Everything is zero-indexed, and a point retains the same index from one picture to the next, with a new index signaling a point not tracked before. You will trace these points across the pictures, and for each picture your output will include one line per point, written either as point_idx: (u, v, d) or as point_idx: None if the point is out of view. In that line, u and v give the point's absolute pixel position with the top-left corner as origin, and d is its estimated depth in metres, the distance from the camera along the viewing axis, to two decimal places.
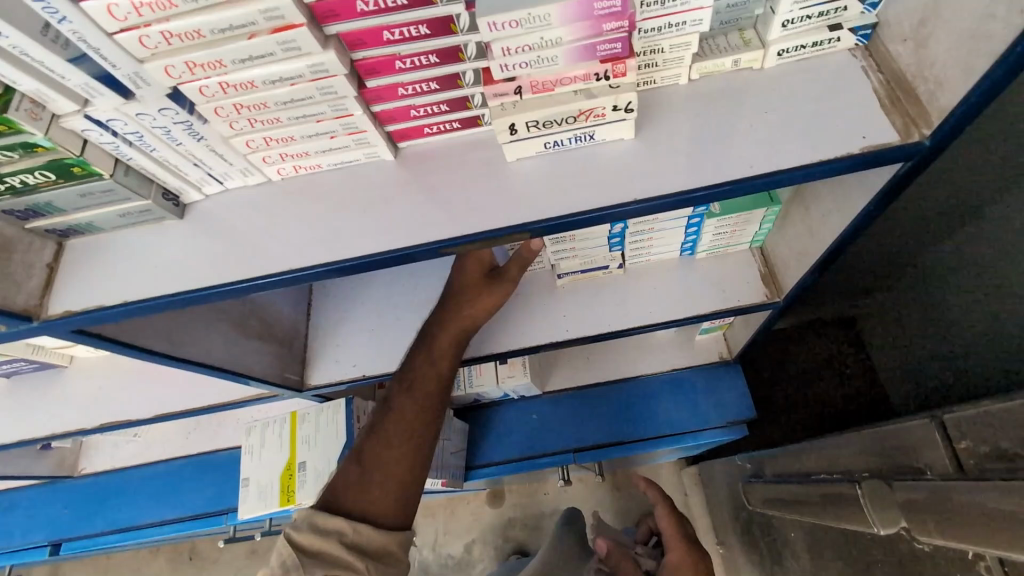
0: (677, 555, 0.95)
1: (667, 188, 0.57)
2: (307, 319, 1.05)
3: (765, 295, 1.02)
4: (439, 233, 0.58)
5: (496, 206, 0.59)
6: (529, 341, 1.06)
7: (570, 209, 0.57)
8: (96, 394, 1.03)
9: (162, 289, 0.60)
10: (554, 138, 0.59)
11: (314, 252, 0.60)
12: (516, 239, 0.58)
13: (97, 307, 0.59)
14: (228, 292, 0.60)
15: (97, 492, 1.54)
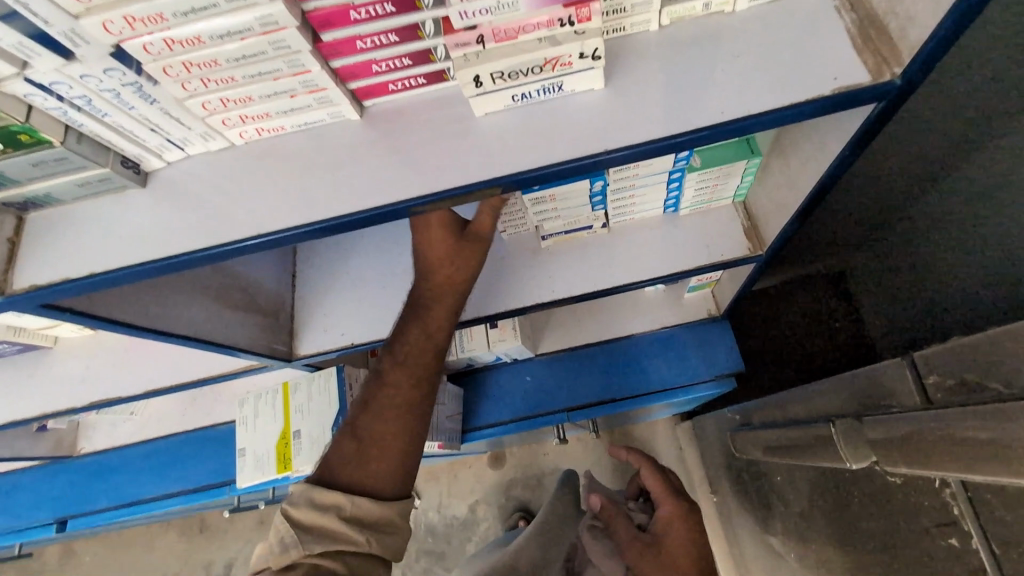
0: (666, 509, 0.99)
1: (637, 138, 0.56)
2: (292, 290, 1.05)
3: (748, 249, 1.03)
4: (410, 192, 0.58)
5: (468, 163, 0.58)
6: (515, 303, 1.07)
7: (538, 162, 0.57)
8: (83, 373, 1.03)
9: (127, 260, 0.59)
10: (521, 90, 0.58)
11: (282, 216, 0.59)
12: (488, 194, 0.58)
13: (61, 280, 0.59)
14: (196, 261, 0.60)
15: (98, 471, 1.56)
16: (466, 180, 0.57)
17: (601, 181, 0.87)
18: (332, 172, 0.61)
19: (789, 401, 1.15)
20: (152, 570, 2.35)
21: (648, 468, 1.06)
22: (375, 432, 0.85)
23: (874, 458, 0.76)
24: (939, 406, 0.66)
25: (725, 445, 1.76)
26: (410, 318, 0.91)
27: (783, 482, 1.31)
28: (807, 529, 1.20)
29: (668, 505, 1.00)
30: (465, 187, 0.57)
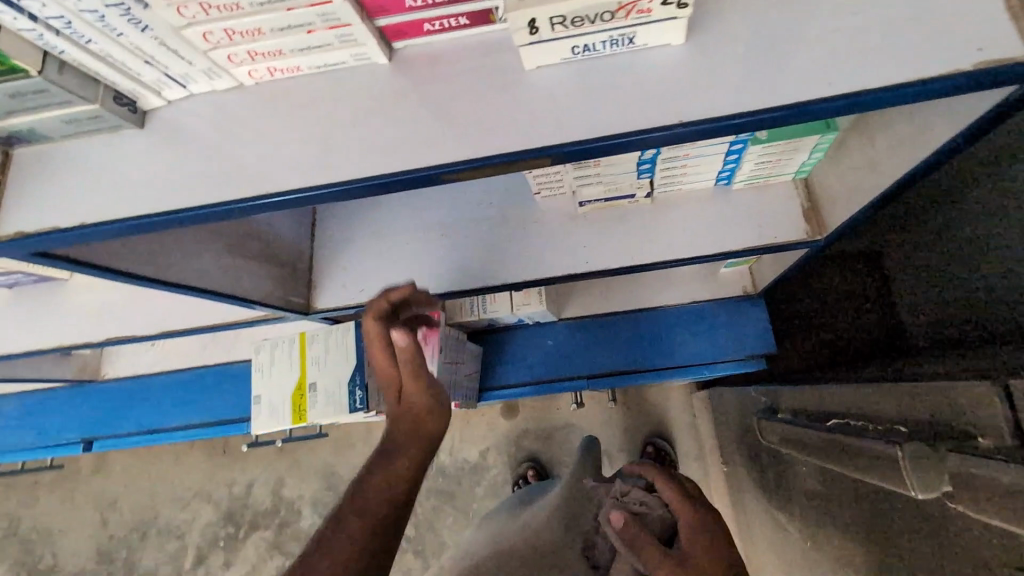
0: (686, 520, 0.85)
1: (708, 111, 0.47)
2: (312, 248, 1.02)
3: (805, 232, 0.93)
4: (443, 156, 0.51)
5: (509, 126, 0.51)
6: (538, 273, 0.97)
7: (594, 129, 0.49)
8: (97, 308, 1.03)
9: (124, 211, 0.54)
10: (585, 41, 0.49)
11: (296, 172, 0.53)
12: (535, 165, 0.50)
13: (51, 229, 0.54)
14: (201, 217, 0.54)
15: (121, 397, 1.60)
16: (505, 147, 0.50)
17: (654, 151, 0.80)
18: (355, 124, 0.54)
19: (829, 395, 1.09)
20: (177, 486, 2.49)
21: (664, 478, 0.92)
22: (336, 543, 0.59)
23: (948, 490, 0.60)
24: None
25: (740, 419, 1.74)
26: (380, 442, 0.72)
27: (806, 476, 1.26)
28: (826, 525, 1.17)
29: (687, 511, 0.86)
30: (506, 155, 0.49)
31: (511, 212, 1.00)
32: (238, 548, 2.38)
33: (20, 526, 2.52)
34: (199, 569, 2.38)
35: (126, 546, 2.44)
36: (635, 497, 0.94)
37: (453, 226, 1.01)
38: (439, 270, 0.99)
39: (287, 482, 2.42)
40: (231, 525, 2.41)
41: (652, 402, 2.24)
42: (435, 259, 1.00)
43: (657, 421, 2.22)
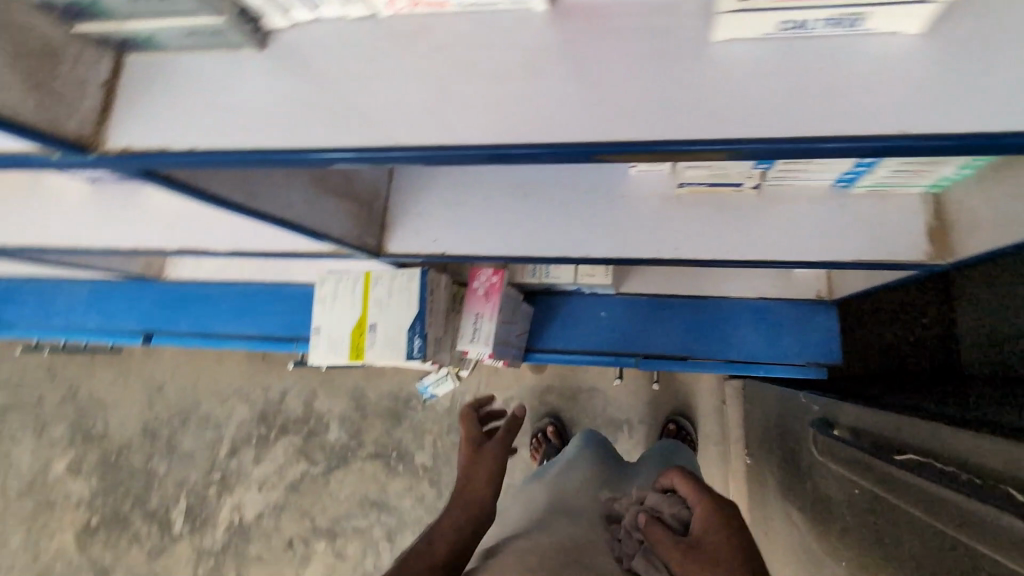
0: (698, 514, 0.83)
1: (896, 126, 0.44)
2: (388, 181, 0.98)
3: (926, 254, 0.86)
4: (608, 134, 0.47)
5: (687, 109, 0.46)
6: (622, 253, 0.91)
7: (788, 123, 0.45)
8: (174, 217, 1.06)
9: (236, 141, 0.51)
10: (801, 16, 0.44)
11: (436, 127, 0.49)
12: (704, 157, 0.47)
13: (160, 150, 0.51)
14: (323, 161, 0.52)
15: (180, 297, 1.66)
16: (677, 134, 0.46)
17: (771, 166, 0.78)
18: (506, 80, 0.49)
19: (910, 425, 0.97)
20: (218, 381, 2.63)
21: (677, 476, 0.91)
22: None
23: None
24: None
25: (777, 416, 1.67)
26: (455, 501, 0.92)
27: (845, 500, 1.19)
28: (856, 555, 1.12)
29: (700, 503, 0.84)
30: (681, 143, 0.46)
31: (602, 182, 0.94)
32: (268, 447, 2.54)
33: (77, 393, 2.71)
34: (231, 460, 2.55)
35: (169, 427, 2.62)
36: (650, 501, 0.94)
37: (537, 186, 0.94)
38: (518, 231, 0.94)
39: (319, 395, 2.55)
40: (263, 425, 2.56)
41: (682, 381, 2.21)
42: (517, 218, 0.94)
43: (684, 401, 2.19)
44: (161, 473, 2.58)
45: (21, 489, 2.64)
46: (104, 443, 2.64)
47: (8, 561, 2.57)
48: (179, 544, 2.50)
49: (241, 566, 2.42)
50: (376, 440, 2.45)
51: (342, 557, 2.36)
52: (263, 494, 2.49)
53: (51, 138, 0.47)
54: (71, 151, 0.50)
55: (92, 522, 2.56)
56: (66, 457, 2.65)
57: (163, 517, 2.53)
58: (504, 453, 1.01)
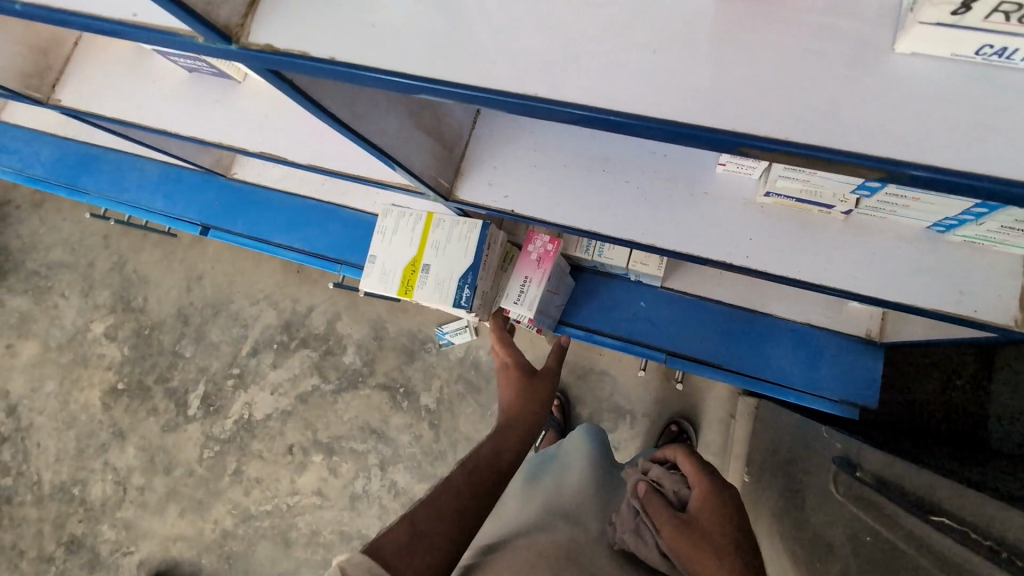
0: (698, 491, 0.84)
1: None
2: (471, 128, 0.97)
3: (1013, 320, 0.81)
4: (751, 127, 0.45)
5: (841, 119, 0.44)
6: (695, 249, 0.89)
7: (955, 158, 0.42)
8: (261, 119, 1.08)
9: (372, 60, 0.50)
10: (1005, 45, 0.40)
11: (579, 84, 0.48)
12: (853, 172, 0.44)
13: (301, 54, 0.51)
14: (453, 96, 0.51)
15: (241, 198, 1.71)
16: (825, 142, 0.44)
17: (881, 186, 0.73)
18: (656, 53, 0.47)
19: (948, 491, 0.96)
20: (252, 283, 2.73)
21: (681, 453, 0.91)
22: (448, 503, 0.70)
23: None
24: None
25: (789, 443, 1.64)
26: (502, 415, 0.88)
27: (848, 544, 1.17)
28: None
29: (700, 482, 0.85)
30: (825, 150, 0.43)
31: (687, 173, 0.91)
32: (287, 356, 2.64)
33: (125, 265, 2.86)
34: (251, 360, 2.68)
35: (201, 316, 2.76)
36: (655, 473, 0.96)
37: (623, 164, 0.93)
38: (591, 205, 0.93)
39: (343, 318, 2.62)
40: (286, 334, 2.66)
41: (696, 385, 2.20)
42: (594, 191, 0.93)
43: (693, 405, 2.19)
44: (187, 356, 2.73)
45: (62, 341, 2.83)
46: (141, 316, 2.80)
47: (40, 403, 2.79)
48: (191, 425, 2.66)
49: (243, 458, 2.58)
50: (387, 372, 2.53)
51: (335, 473, 2.48)
52: (275, 397, 2.61)
53: (203, 19, 0.48)
54: (216, 38, 0.50)
55: (118, 386, 2.74)
56: (105, 322, 2.82)
57: (182, 397, 2.69)
58: (554, 377, 0.98)
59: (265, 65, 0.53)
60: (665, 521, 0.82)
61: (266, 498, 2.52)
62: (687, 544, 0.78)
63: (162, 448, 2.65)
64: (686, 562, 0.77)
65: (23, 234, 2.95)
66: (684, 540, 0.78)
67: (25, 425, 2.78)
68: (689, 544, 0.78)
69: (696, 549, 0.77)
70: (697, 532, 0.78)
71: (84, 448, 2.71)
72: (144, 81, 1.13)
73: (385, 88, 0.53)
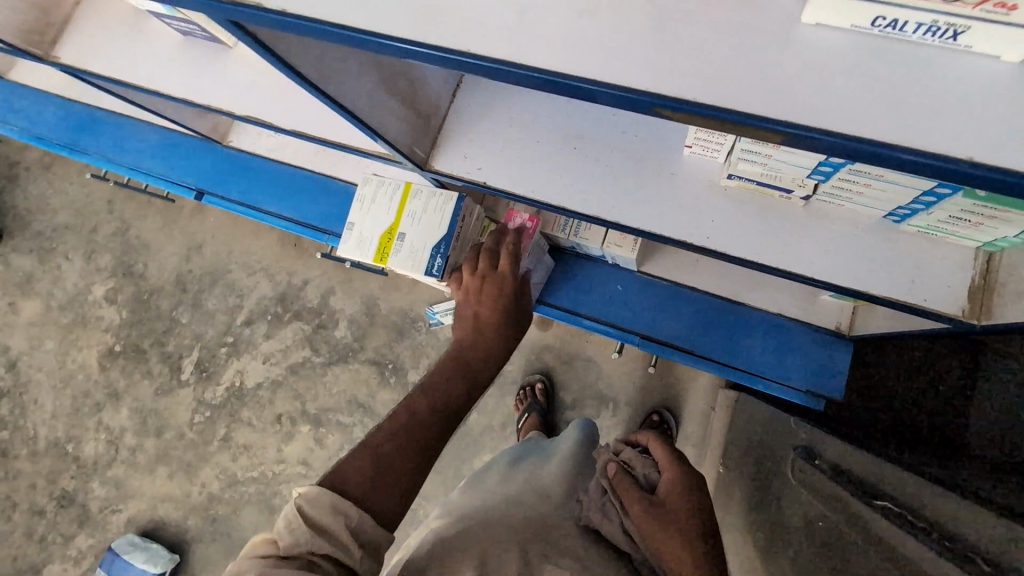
0: (665, 477, 0.85)
1: (948, 149, 0.43)
2: (450, 99, 1.00)
3: (962, 310, 0.82)
4: (671, 91, 0.47)
5: (754, 83, 0.46)
6: (658, 228, 0.92)
7: (851, 127, 0.45)
8: (249, 85, 1.10)
9: (323, 13, 0.52)
10: (895, 17, 0.43)
11: (514, 44, 0.50)
12: (767, 138, 0.47)
13: (256, 6, 0.53)
14: (401, 51, 0.53)
15: (236, 165, 1.74)
16: (742, 106, 0.46)
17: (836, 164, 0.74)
18: (595, 23, 0.50)
19: (897, 478, 0.98)
20: (249, 255, 2.77)
21: (654, 438, 0.89)
22: (413, 439, 0.72)
23: None
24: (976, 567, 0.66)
25: (760, 433, 1.67)
26: (463, 352, 0.85)
27: (802, 528, 1.22)
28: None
29: (670, 468, 0.84)
30: (737, 114, 0.46)
31: (653, 153, 0.94)
32: (280, 327, 2.69)
33: (127, 230, 2.90)
34: (245, 329, 2.72)
35: (199, 284, 2.80)
36: (626, 455, 0.93)
37: (591, 141, 0.95)
38: (560, 180, 0.96)
39: (336, 293, 2.66)
40: (280, 306, 2.70)
41: (677, 374, 2.23)
42: (563, 167, 0.96)
43: (673, 395, 2.22)
44: (183, 323, 2.78)
45: (63, 301, 2.88)
46: (141, 282, 2.84)
47: (40, 361, 2.84)
48: (184, 389, 2.71)
49: (232, 425, 2.63)
50: (376, 348, 2.58)
51: (321, 444, 2.54)
52: (266, 367, 2.66)
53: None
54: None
55: (116, 348, 2.79)
56: (105, 285, 2.86)
57: (176, 362, 2.74)
58: (518, 325, 0.93)
59: (225, 15, 0.55)
60: (635, 505, 0.82)
61: (253, 464, 2.57)
62: (655, 528, 0.79)
63: (155, 410, 2.71)
64: (652, 543, 0.79)
65: (28, 195, 2.98)
66: (653, 525, 0.79)
67: (24, 381, 2.84)
68: (652, 524, 0.80)
69: (663, 532, 0.78)
70: (665, 517, 0.80)
71: (80, 407, 2.77)
72: (137, 43, 1.15)
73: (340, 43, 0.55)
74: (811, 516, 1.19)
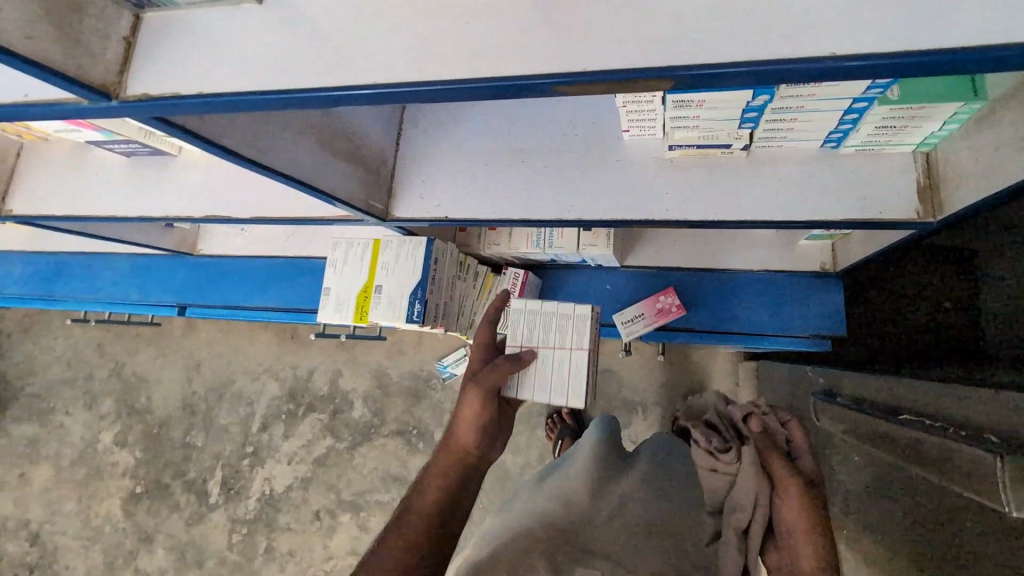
0: (807, 457, 0.79)
1: (823, 49, 0.45)
2: (396, 148, 1.04)
3: (917, 212, 0.86)
4: (561, 65, 0.49)
5: (632, 31, 0.48)
6: (619, 214, 0.95)
7: (716, 55, 0.47)
8: (203, 185, 1.15)
9: (234, 84, 0.55)
10: None
11: (400, 63, 0.53)
12: (659, 87, 0.49)
13: (172, 95, 0.55)
14: (312, 101, 0.55)
15: (215, 271, 1.77)
16: (629, 61, 0.48)
17: (767, 92, 0.71)
18: (481, 31, 0.51)
19: (907, 389, 0.97)
20: (249, 359, 2.78)
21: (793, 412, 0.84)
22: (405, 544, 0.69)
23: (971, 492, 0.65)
24: (986, 447, 0.63)
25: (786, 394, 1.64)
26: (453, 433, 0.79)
27: (846, 465, 1.21)
28: (867, 527, 1.14)
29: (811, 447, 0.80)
30: (638, 72, 0.48)
31: (595, 147, 0.98)
32: (297, 423, 2.66)
33: (124, 368, 2.92)
34: (263, 435, 2.69)
35: (205, 403, 2.79)
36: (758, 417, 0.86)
37: (535, 151, 0.99)
38: (517, 196, 0.99)
39: (344, 373, 2.66)
40: (292, 402, 2.69)
41: (695, 360, 2.21)
42: (516, 183, 0.99)
43: (698, 382, 2.19)
44: (199, 446, 2.75)
45: (75, 457, 2.85)
46: (147, 416, 2.83)
47: (63, 524, 2.79)
48: (215, 512, 2.66)
49: (272, 534, 2.56)
50: (397, 417, 2.55)
51: (366, 529, 2.46)
52: (293, 467, 2.62)
53: (77, 81, 0.51)
54: (94, 96, 0.54)
55: (137, 490, 2.75)
56: (113, 430, 2.85)
57: (201, 487, 2.70)
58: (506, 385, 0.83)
59: (149, 112, 0.56)
60: (793, 483, 0.74)
61: (302, 570, 2.49)
62: (809, 516, 0.72)
63: (190, 541, 2.64)
64: (797, 530, 0.72)
65: (23, 361, 3.02)
66: (811, 513, 0.72)
67: (51, 550, 2.77)
68: (808, 515, 0.72)
69: (817, 524, 0.72)
70: (819, 503, 0.74)
71: (113, 560, 2.69)
72: (87, 177, 1.21)
73: (255, 108, 0.57)
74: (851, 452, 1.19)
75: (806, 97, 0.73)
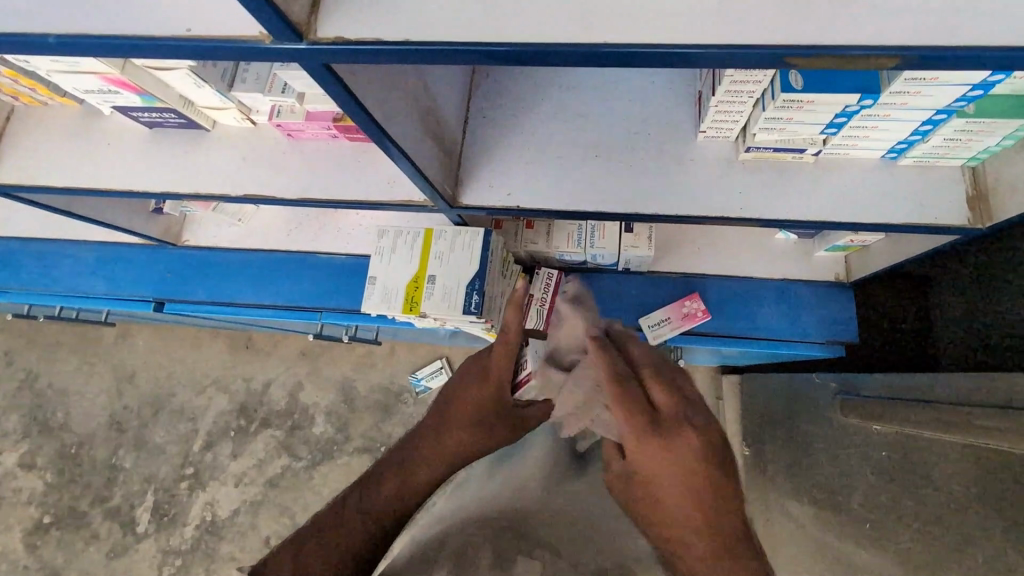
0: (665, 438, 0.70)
1: (962, 39, 0.52)
2: (463, 134, 1.02)
3: (967, 219, 0.93)
4: (761, 36, 0.54)
5: (800, 8, 0.54)
6: (693, 212, 0.97)
7: (855, 38, 0.53)
8: (238, 162, 1.04)
9: (434, 36, 0.56)
10: None
11: (577, 19, 0.56)
12: (819, 62, 0.54)
13: (375, 41, 0.56)
14: (499, 57, 0.57)
15: (193, 264, 1.61)
16: (816, 39, 0.53)
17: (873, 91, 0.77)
18: (636, 23, 0.56)
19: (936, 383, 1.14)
20: (198, 370, 2.53)
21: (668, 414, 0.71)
22: None
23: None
24: None
25: (782, 404, 1.71)
26: None
27: (865, 462, 1.29)
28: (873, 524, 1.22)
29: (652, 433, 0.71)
30: (803, 47, 0.53)
31: (670, 147, 1.00)
32: (248, 441, 2.43)
33: (38, 380, 2.55)
34: (206, 454, 2.43)
35: (139, 419, 2.49)
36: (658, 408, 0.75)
37: (610, 146, 1.00)
38: (589, 188, 0.98)
39: (307, 387, 2.47)
40: (244, 417, 2.46)
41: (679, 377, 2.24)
42: (590, 175, 0.99)
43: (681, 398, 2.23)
44: (128, 468, 2.43)
45: None
46: (64, 435, 2.48)
47: None
48: (144, 543, 2.35)
49: (212, 566, 2.30)
50: (366, 433, 2.40)
51: None
52: (241, 490, 2.37)
53: (279, 14, 0.52)
54: (290, 35, 0.54)
55: (45, 520, 2.39)
56: (19, 451, 2.47)
57: (127, 514, 2.38)
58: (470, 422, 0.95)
59: (328, 59, 0.57)
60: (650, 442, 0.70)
61: None
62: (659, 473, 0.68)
63: None
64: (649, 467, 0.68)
65: None
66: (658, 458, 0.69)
67: None
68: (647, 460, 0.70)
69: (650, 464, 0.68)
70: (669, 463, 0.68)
71: None
72: (78, 148, 1.07)
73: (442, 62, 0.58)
74: (868, 449, 1.28)
75: (905, 100, 0.78)
